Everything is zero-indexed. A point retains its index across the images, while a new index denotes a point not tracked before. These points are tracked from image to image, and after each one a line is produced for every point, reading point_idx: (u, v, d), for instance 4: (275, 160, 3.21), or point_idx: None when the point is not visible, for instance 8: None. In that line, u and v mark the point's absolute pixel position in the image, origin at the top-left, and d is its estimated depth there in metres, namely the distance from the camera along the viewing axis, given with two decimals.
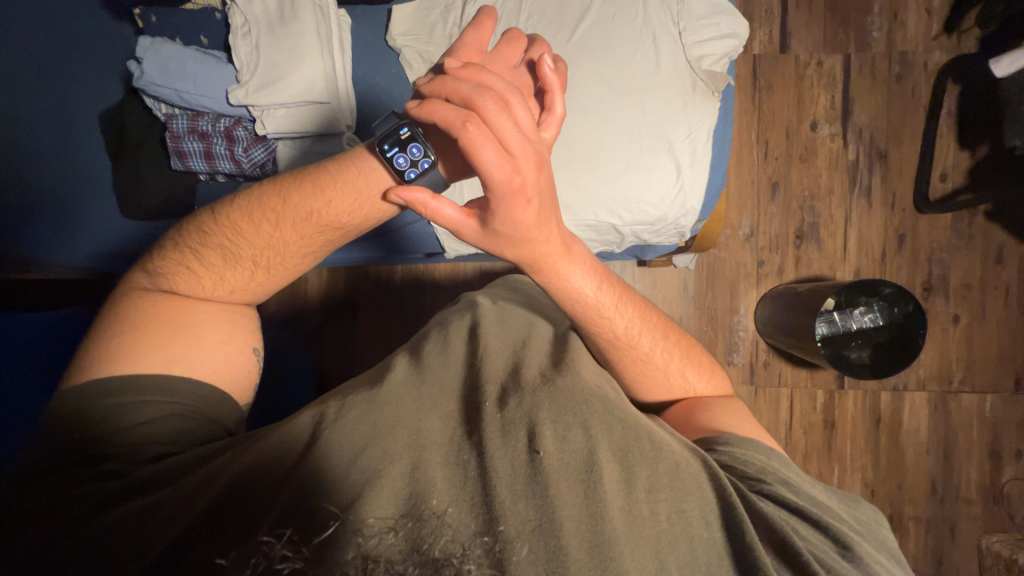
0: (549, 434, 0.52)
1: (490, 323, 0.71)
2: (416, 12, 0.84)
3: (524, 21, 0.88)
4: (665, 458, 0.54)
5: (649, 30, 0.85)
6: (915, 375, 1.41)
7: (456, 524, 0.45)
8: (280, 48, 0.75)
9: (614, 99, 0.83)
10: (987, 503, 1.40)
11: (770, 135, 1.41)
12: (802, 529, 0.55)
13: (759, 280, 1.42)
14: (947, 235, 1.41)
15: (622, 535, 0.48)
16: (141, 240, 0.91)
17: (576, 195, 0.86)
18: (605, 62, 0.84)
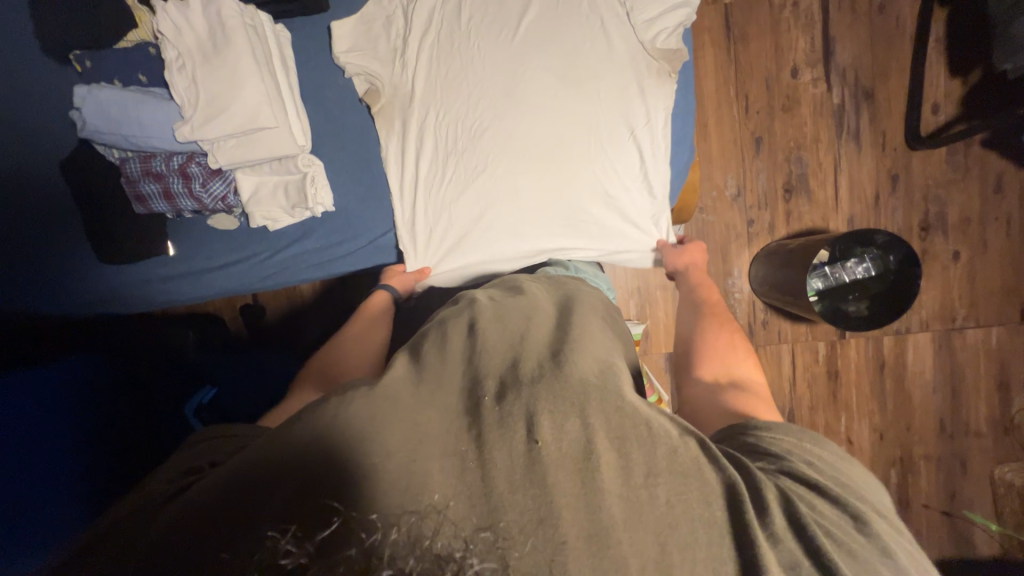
0: (549, 424, 0.48)
1: (488, 316, 0.63)
2: (358, 27, 0.85)
3: (467, 20, 0.86)
4: (663, 440, 0.50)
5: (596, 14, 0.86)
6: (917, 317, 1.39)
7: (457, 518, 0.43)
8: (217, 77, 0.74)
9: (568, 90, 0.85)
10: (997, 435, 1.40)
11: (749, 88, 1.36)
12: (818, 506, 0.51)
13: (750, 240, 1.40)
14: (943, 169, 1.36)
15: (619, 523, 0.45)
16: (133, 279, 0.87)
17: (547, 194, 0.87)
18: (556, 55, 0.85)
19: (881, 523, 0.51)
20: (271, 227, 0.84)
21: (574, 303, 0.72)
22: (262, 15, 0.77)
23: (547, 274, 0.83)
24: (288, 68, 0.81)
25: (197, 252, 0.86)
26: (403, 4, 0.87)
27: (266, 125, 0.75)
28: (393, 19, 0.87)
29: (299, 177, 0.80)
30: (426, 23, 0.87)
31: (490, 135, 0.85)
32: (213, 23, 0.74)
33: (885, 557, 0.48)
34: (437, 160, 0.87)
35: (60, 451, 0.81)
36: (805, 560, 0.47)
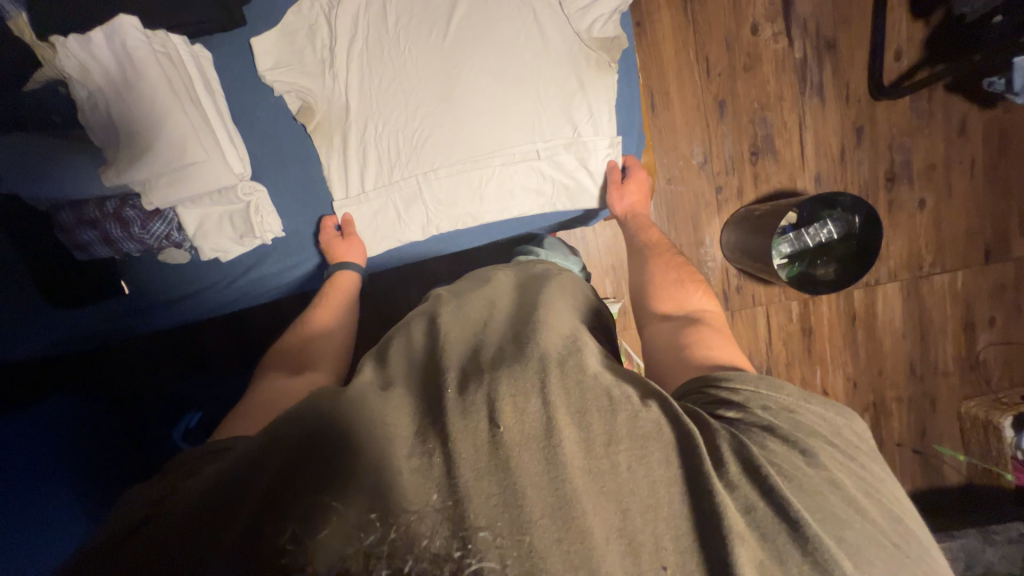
0: (510, 407, 0.46)
1: (448, 312, 0.64)
2: (281, 39, 0.83)
3: (394, 23, 0.84)
4: (625, 407, 0.48)
5: (527, 6, 0.84)
6: (886, 267, 1.42)
7: (443, 510, 0.41)
8: (133, 112, 0.71)
9: (508, 90, 0.84)
10: (963, 371, 1.47)
11: (709, 49, 1.31)
12: (774, 447, 0.49)
13: (719, 207, 1.39)
14: (907, 117, 1.35)
15: (583, 492, 0.43)
16: (96, 321, 0.84)
17: (503, 195, 0.89)
18: (492, 52, 0.84)
19: (838, 462, 0.49)
20: (224, 259, 0.84)
21: (537, 285, 0.72)
22: (175, 39, 0.74)
23: (518, 261, 0.86)
24: (211, 92, 0.79)
25: (155, 286, 0.86)
26: (325, 11, 0.83)
27: (198, 159, 0.73)
28: (318, 28, 0.83)
29: (243, 207, 0.81)
30: (352, 29, 0.84)
31: (435, 143, 0.85)
32: (118, 53, 0.70)
33: (834, 488, 0.47)
34: (383, 172, 0.87)
35: (52, 495, 0.82)
36: (767, 512, 0.45)
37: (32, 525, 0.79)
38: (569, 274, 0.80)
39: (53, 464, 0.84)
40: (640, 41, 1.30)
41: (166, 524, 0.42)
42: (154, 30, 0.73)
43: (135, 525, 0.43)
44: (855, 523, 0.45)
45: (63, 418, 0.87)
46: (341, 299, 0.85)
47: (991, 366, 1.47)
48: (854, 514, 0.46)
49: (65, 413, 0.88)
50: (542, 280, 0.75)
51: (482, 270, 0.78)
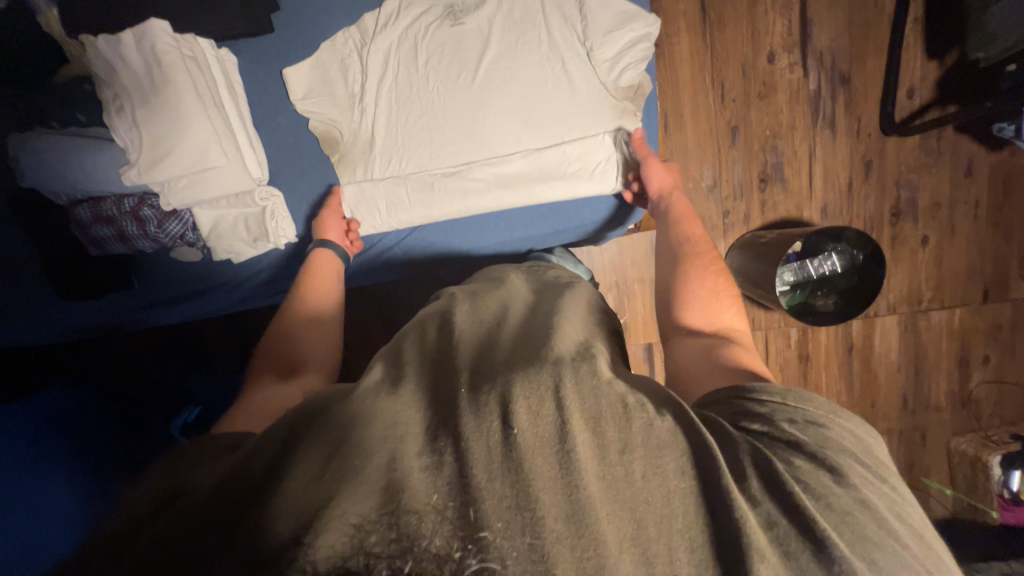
0: (524, 409, 0.45)
1: (462, 313, 0.65)
2: (313, 69, 0.86)
3: (423, 63, 0.89)
4: (640, 415, 0.47)
5: (557, 54, 0.90)
6: (885, 300, 1.44)
7: (448, 513, 0.40)
8: (157, 115, 0.71)
9: (533, 131, 0.90)
10: (955, 407, 1.49)
11: (725, 75, 1.32)
12: (805, 468, 0.46)
13: (725, 231, 1.39)
14: (915, 155, 1.37)
15: (597, 500, 0.41)
16: (108, 315, 0.86)
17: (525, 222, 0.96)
18: (518, 96, 0.90)
19: (866, 481, 0.46)
20: (236, 260, 0.85)
21: (549, 290, 0.73)
22: (202, 43, 0.76)
23: (530, 265, 0.87)
24: (235, 96, 0.82)
25: (167, 282, 0.86)
26: (357, 48, 0.88)
27: (217, 164, 0.75)
28: (349, 63, 0.88)
29: (258, 211, 0.82)
30: (382, 66, 0.89)
31: (461, 171, 0.91)
32: (149, 58, 0.71)
33: (863, 509, 0.44)
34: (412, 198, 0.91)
35: (59, 454, 0.83)
36: (790, 532, 0.42)
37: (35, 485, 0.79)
38: (581, 280, 0.81)
39: (48, 452, 0.82)
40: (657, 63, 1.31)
41: (185, 511, 0.42)
42: (182, 35, 0.75)
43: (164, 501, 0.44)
44: (884, 545, 0.42)
45: (66, 409, 0.87)
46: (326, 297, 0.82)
47: (983, 404, 1.49)
48: (884, 535, 0.43)
49: (69, 405, 0.88)
50: (557, 286, 0.75)
51: (495, 271, 0.80)
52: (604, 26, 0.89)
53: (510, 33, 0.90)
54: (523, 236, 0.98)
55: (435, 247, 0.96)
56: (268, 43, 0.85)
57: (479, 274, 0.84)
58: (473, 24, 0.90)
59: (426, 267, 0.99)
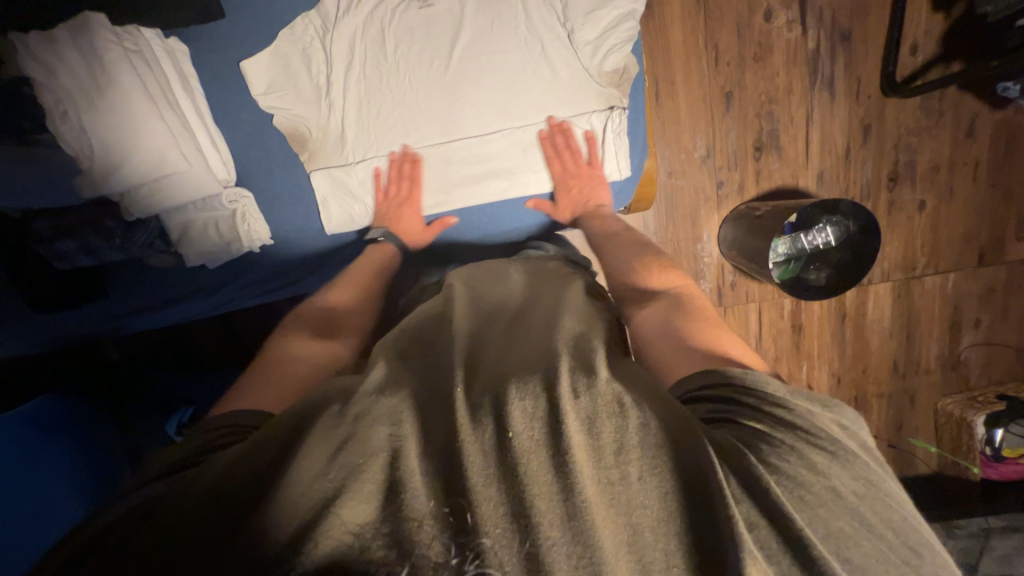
0: (519, 411, 0.44)
1: (460, 308, 0.64)
2: (274, 62, 0.81)
3: (393, 51, 0.84)
4: (635, 414, 0.45)
5: (535, 37, 0.85)
6: (879, 268, 1.43)
7: (445, 516, 0.39)
8: (108, 120, 0.68)
9: (510, 121, 0.87)
10: (944, 370, 1.51)
11: (719, 37, 1.25)
12: (789, 466, 0.44)
13: (719, 203, 1.36)
14: (916, 116, 1.32)
15: (593, 503, 0.40)
16: (87, 326, 0.85)
17: (509, 211, 0.93)
18: (495, 84, 0.85)
19: (845, 475, 0.44)
20: (211, 265, 0.83)
21: (545, 284, 0.71)
22: (146, 36, 0.72)
23: (527, 257, 0.84)
24: (189, 91, 0.77)
25: (143, 290, 0.84)
26: (319, 36, 0.83)
27: (178, 168, 0.73)
28: (312, 53, 0.83)
29: (228, 215, 0.80)
30: (348, 55, 0.84)
31: (441, 159, 0.88)
32: (89, 57, 0.67)
33: (838, 501, 0.42)
34: (395, 192, 0.88)
35: (60, 454, 0.82)
36: (771, 535, 0.40)
37: (34, 485, 0.76)
38: (577, 274, 0.78)
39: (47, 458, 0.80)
40: (646, 26, 1.23)
41: (187, 510, 0.42)
42: (126, 27, 0.71)
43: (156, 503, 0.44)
44: (858, 538, 0.41)
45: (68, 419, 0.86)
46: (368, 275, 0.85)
47: (971, 366, 1.51)
48: (856, 527, 0.41)
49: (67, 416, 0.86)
50: (551, 277, 0.73)
51: (493, 265, 0.76)
52: (584, 5, 0.84)
53: (484, 14, 0.84)
54: (511, 225, 0.94)
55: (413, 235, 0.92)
56: (225, 27, 0.79)
57: (476, 264, 0.81)
58: (444, 5, 0.84)
59: (412, 256, 0.95)
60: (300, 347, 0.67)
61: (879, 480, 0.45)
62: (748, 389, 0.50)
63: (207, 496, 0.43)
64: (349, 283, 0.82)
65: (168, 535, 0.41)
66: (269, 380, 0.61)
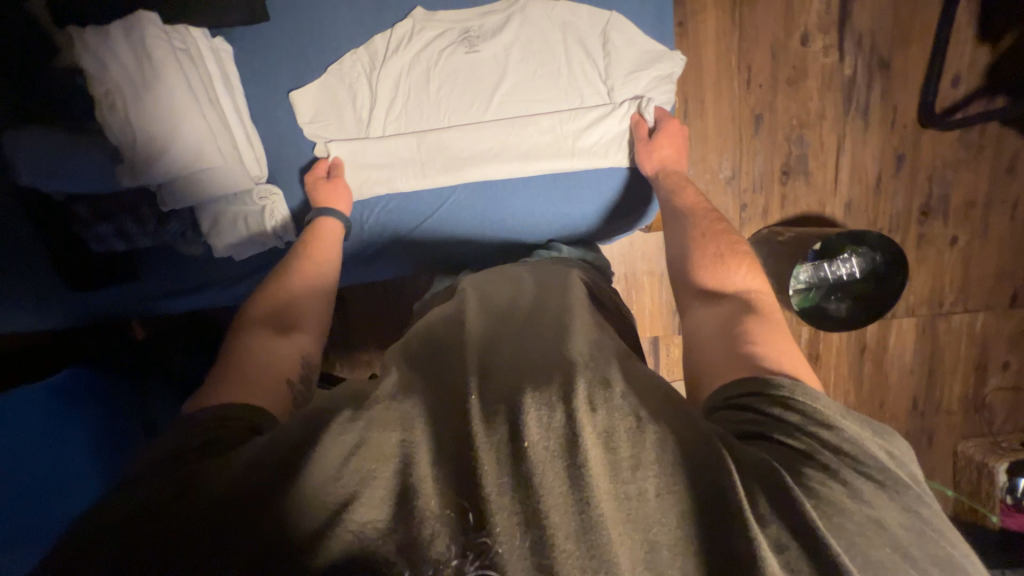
0: (533, 420, 0.43)
1: (472, 312, 0.63)
2: (321, 94, 0.83)
3: (435, 90, 0.86)
4: (652, 430, 0.44)
5: (575, 90, 0.87)
6: (905, 302, 1.38)
7: (454, 518, 0.39)
8: (150, 113, 0.70)
9: (538, 143, 0.87)
10: (966, 412, 1.46)
11: (753, 58, 1.23)
12: (820, 481, 0.43)
13: (741, 225, 1.34)
14: (954, 149, 1.28)
15: (608, 519, 0.38)
16: (113, 306, 0.87)
17: (526, 222, 0.92)
18: (525, 107, 0.87)
19: (886, 504, 0.42)
20: (236, 257, 0.85)
21: (558, 288, 0.70)
22: (195, 34, 0.75)
23: (538, 259, 0.83)
24: (230, 89, 0.80)
25: (170, 276, 0.87)
26: (365, 72, 0.84)
27: (212, 163, 0.75)
28: (357, 89, 0.85)
29: (257, 210, 0.83)
30: (391, 92, 0.85)
31: (461, 183, 0.89)
32: (137, 50, 0.69)
33: (878, 531, 0.41)
34: (417, 196, 0.89)
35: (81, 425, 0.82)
36: (801, 558, 0.39)
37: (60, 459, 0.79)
38: (582, 273, 0.79)
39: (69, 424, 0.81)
40: (681, 43, 1.21)
41: (206, 498, 0.43)
42: (175, 26, 0.74)
43: (178, 491, 0.44)
44: (898, 570, 0.39)
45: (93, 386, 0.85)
46: (324, 266, 0.79)
47: (995, 410, 1.46)
48: (889, 551, 0.40)
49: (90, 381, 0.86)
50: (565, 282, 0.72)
51: (507, 270, 0.76)
52: (627, 65, 0.86)
53: (527, 53, 0.85)
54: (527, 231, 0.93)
55: (434, 231, 0.92)
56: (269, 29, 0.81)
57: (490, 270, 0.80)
58: (489, 52, 0.85)
59: (421, 245, 0.93)
60: (266, 341, 0.66)
61: (921, 505, 0.43)
62: (792, 403, 0.48)
63: (227, 484, 0.43)
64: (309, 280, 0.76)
65: (182, 520, 0.41)
66: (239, 374, 0.60)
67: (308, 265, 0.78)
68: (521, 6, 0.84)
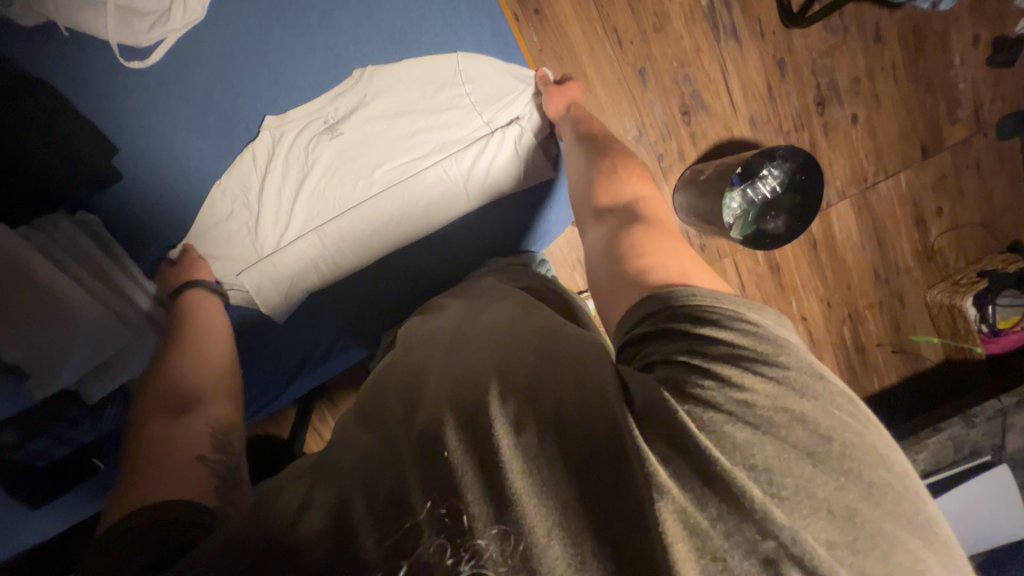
0: (450, 431, 0.44)
1: (406, 345, 0.63)
2: (209, 234, 0.84)
3: (313, 175, 0.86)
4: (563, 400, 0.45)
5: (452, 135, 0.90)
6: (834, 188, 1.45)
7: (381, 547, 0.39)
8: (40, 320, 0.69)
9: (425, 187, 0.89)
10: (923, 264, 1.55)
11: (616, 19, 1.25)
12: (728, 383, 0.43)
13: (664, 175, 1.37)
14: (824, 37, 1.34)
15: (522, 497, 0.40)
16: (80, 511, 0.84)
17: (439, 248, 0.93)
18: (403, 158, 0.88)
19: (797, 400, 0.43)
20: None
21: (487, 298, 0.70)
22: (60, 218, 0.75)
23: (466, 282, 0.83)
24: (117, 258, 0.79)
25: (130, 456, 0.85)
26: (242, 195, 0.84)
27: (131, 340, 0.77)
28: (240, 211, 0.85)
29: None
30: (274, 201, 0.85)
31: (364, 231, 0.88)
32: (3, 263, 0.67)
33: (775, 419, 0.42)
34: (330, 268, 0.89)
35: None
36: (696, 475, 0.40)
37: None
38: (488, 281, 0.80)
39: None
40: (545, 30, 1.23)
41: None
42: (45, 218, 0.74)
43: None
44: (797, 463, 0.41)
45: None
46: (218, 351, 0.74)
47: (946, 252, 1.55)
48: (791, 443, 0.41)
49: None
50: (491, 289, 0.73)
51: (433, 303, 0.77)
52: (492, 97, 0.91)
53: (391, 113, 0.88)
54: (448, 260, 0.94)
55: (362, 286, 0.91)
56: (141, 178, 0.81)
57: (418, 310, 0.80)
58: (351, 130, 0.86)
59: (360, 311, 0.92)
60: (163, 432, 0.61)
61: (805, 376, 0.44)
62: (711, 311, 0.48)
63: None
64: (200, 368, 0.70)
65: None
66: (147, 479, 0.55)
67: (203, 352, 0.73)
68: (366, 78, 0.86)
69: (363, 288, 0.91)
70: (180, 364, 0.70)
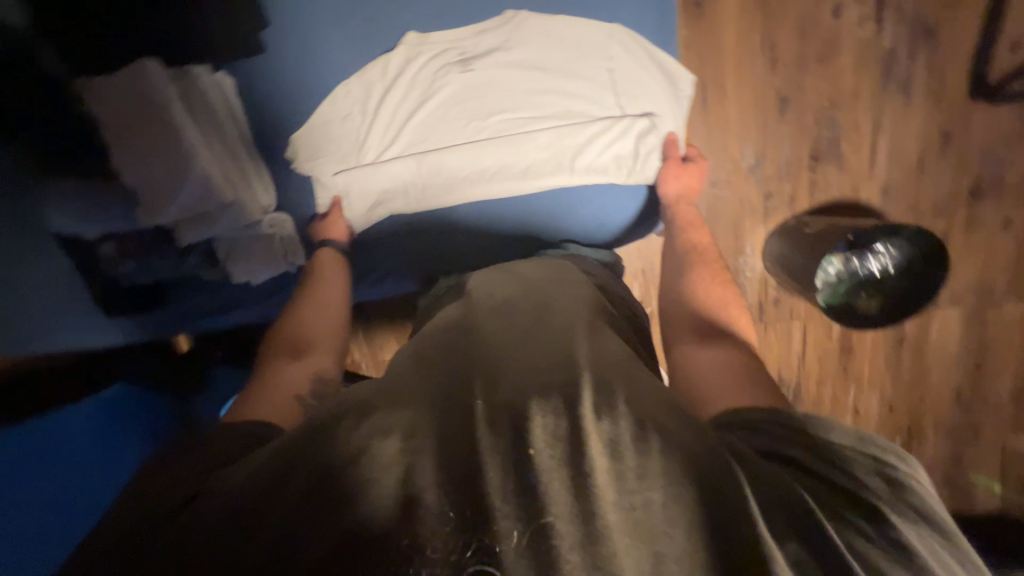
0: (540, 427, 0.41)
1: (479, 305, 0.60)
2: (318, 127, 0.85)
3: (432, 103, 0.86)
4: (662, 438, 0.42)
5: (578, 103, 0.86)
6: (948, 290, 1.29)
7: (456, 522, 0.37)
8: (162, 160, 0.77)
9: (533, 149, 0.86)
10: (1016, 404, 1.36)
11: (779, 35, 1.14)
12: (847, 513, 0.42)
13: (766, 215, 1.25)
14: (1008, 123, 1.17)
15: (612, 526, 0.37)
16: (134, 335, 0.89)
17: (521, 213, 0.88)
18: (523, 113, 0.86)
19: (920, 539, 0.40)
20: (253, 280, 0.88)
21: (569, 288, 0.66)
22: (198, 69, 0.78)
23: (542, 255, 0.80)
24: (235, 122, 0.82)
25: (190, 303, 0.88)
26: (360, 100, 0.85)
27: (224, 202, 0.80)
28: (353, 114, 0.86)
29: (266, 236, 0.87)
30: (387, 116, 0.86)
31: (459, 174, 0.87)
32: (149, 103, 0.76)
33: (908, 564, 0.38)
34: (413, 198, 0.88)
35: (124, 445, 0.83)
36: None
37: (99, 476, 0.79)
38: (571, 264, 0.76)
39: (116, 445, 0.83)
40: (699, 24, 1.13)
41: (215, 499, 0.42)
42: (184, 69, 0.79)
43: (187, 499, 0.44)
44: None
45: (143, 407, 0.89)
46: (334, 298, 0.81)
47: None
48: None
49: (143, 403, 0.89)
50: (574, 280, 0.69)
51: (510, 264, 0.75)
52: (632, 79, 0.86)
53: (527, 64, 0.85)
54: (525, 227, 0.88)
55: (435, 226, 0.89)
56: (273, 53, 0.81)
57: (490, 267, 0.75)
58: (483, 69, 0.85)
59: (422, 251, 0.90)
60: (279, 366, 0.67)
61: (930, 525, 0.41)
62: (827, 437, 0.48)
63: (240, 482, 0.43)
64: (321, 314, 0.78)
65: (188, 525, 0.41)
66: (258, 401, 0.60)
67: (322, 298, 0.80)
68: (516, 23, 0.84)
69: (434, 228, 0.89)
70: (304, 309, 0.78)
